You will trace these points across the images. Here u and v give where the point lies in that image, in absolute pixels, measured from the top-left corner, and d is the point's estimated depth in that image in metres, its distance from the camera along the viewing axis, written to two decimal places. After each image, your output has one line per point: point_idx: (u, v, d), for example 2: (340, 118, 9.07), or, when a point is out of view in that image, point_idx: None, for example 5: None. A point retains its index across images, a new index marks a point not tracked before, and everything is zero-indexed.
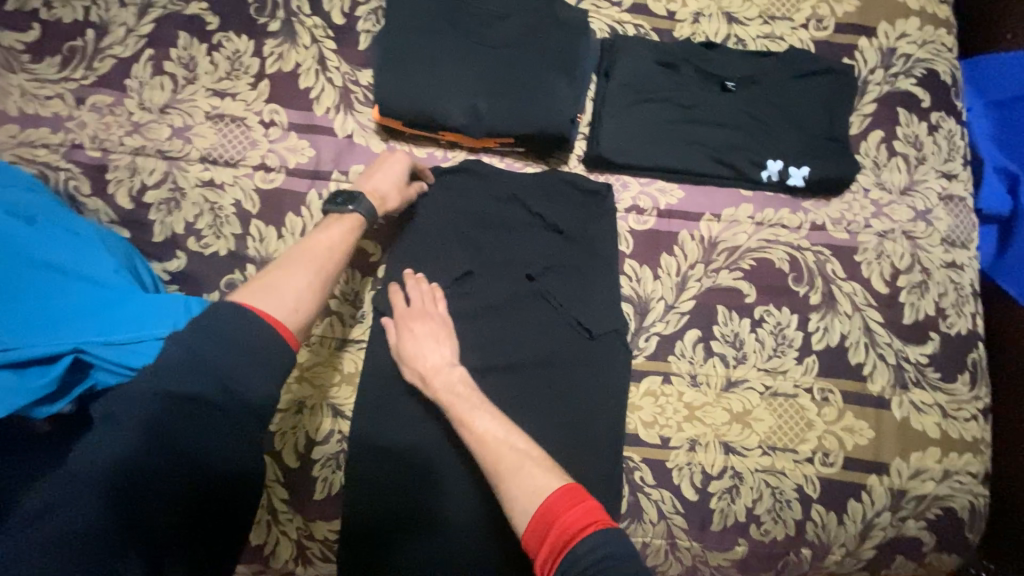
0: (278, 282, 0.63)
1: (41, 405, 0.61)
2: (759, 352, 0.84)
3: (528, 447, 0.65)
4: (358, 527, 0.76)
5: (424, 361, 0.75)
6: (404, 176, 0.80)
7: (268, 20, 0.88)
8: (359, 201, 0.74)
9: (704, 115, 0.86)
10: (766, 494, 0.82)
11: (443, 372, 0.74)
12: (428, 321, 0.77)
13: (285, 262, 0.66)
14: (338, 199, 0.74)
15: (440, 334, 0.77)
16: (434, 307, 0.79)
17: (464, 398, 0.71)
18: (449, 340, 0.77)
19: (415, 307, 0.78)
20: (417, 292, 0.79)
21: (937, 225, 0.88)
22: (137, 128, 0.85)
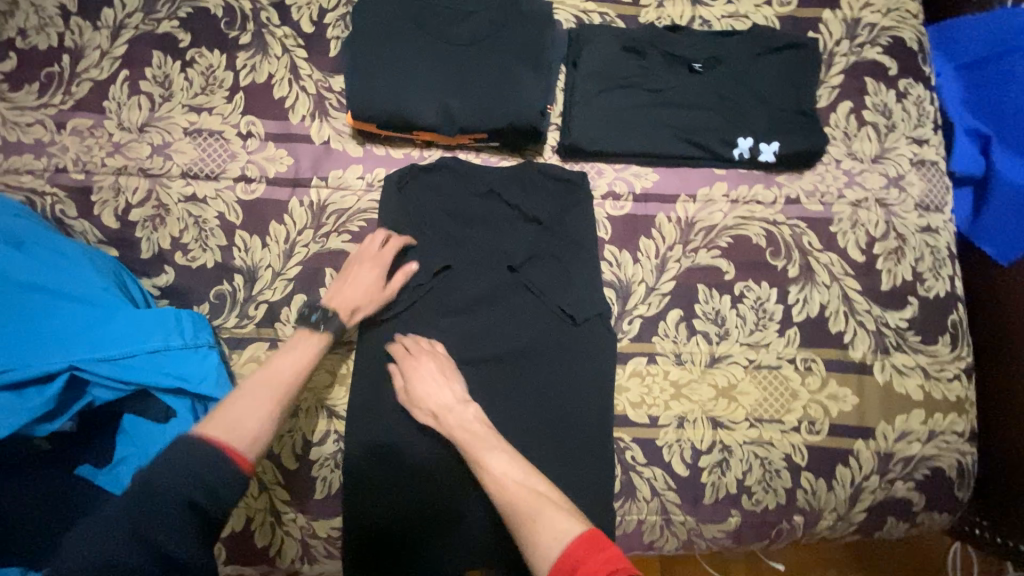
0: (243, 411, 0.65)
1: (41, 423, 0.67)
2: (741, 327, 0.86)
3: (547, 489, 0.68)
4: (363, 518, 0.79)
5: (435, 399, 0.76)
6: (376, 279, 0.80)
7: (239, 34, 0.90)
8: (330, 320, 0.76)
9: (673, 97, 0.86)
10: (754, 466, 0.84)
11: (454, 414, 0.76)
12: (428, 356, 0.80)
13: (248, 387, 0.68)
14: (313, 316, 0.76)
15: (446, 371, 0.79)
16: (435, 348, 0.81)
17: (480, 438, 0.73)
18: (451, 381, 0.78)
19: (417, 349, 0.80)
20: (413, 339, 0.81)
21: (911, 191, 0.89)
22: (118, 149, 0.87)
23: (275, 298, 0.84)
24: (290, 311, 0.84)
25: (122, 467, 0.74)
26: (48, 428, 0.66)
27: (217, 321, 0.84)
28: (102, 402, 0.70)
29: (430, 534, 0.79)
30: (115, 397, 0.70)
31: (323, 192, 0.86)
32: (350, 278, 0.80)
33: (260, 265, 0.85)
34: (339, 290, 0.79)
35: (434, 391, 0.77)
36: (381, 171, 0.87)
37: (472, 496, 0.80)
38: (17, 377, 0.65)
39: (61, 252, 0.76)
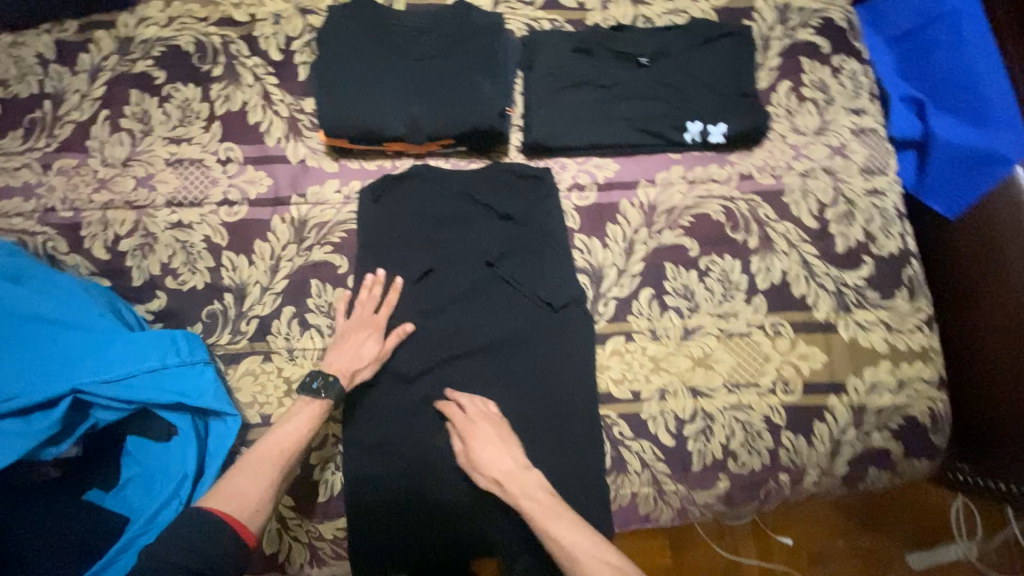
0: (244, 485, 0.71)
1: (47, 447, 0.71)
2: (710, 299, 0.91)
3: (619, 560, 0.71)
4: (367, 514, 0.82)
5: (498, 466, 0.79)
6: (372, 349, 0.84)
7: (211, 67, 0.95)
8: (331, 387, 0.79)
9: (625, 91, 0.92)
10: (736, 430, 0.87)
11: (519, 484, 0.78)
12: (485, 423, 0.81)
13: (247, 462, 0.73)
14: (314, 384, 0.80)
15: (503, 437, 0.81)
16: (489, 411, 0.83)
17: (547, 507, 0.76)
18: (509, 447, 0.80)
19: (472, 413, 0.82)
20: (469, 403, 0.83)
21: (854, 158, 0.95)
22: (103, 184, 0.91)
23: (264, 312, 0.88)
24: (280, 324, 0.88)
25: (128, 487, 0.78)
26: (53, 452, 0.71)
27: (211, 339, 0.87)
28: (106, 424, 0.74)
29: (433, 522, 0.83)
30: (116, 418, 0.74)
31: (302, 208, 0.91)
32: (347, 344, 0.84)
33: (247, 282, 0.89)
34: (340, 356, 0.82)
35: (496, 457, 0.79)
36: (357, 183, 0.92)
37: (470, 482, 0.83)
38: (20, 406, 0.68)
39: (54, 284, 0.79)
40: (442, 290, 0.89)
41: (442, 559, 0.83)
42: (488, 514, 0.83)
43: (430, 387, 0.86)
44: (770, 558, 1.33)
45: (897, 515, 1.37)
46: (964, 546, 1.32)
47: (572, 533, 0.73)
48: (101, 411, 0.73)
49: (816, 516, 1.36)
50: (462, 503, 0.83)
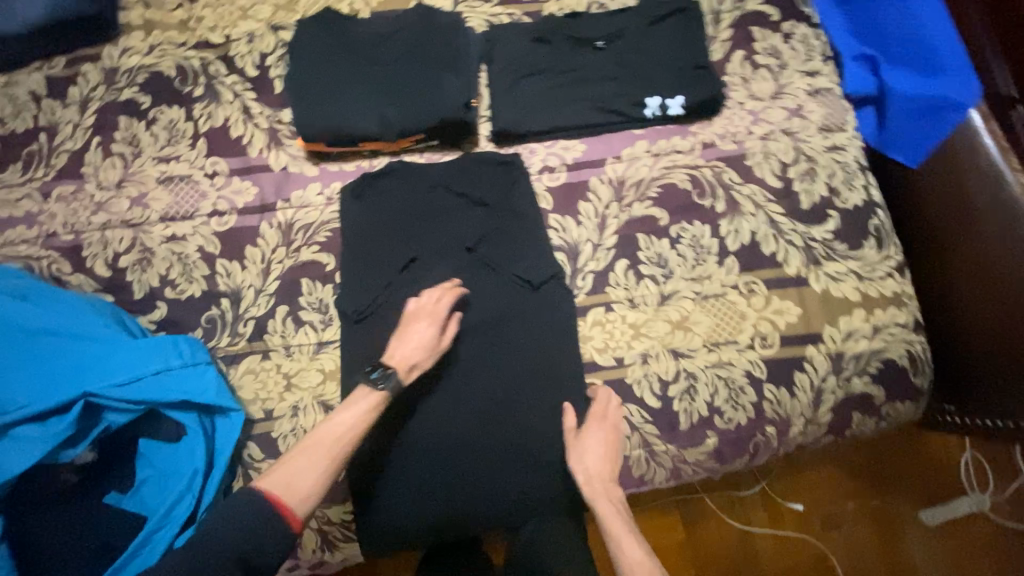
0: (298, 473, 0.74)
1: (65, 449, 0.77)
2: (683, 265, 0.94)
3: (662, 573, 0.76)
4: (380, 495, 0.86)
5: (597, 465, 0.83)
6: (429, 340, 0.84)
7: (193, 88, 1.00)
8: (389, 380, 0.81)
9: (584, 74, 0.97)
10: (720, 387, 0.90)
11: (604, 492, 0.82)
12: (606, 430, 0.85)
13: (304, 448, 0.76)
14: (373, 375, 0.81)
15: (608, 441, 0.85)
16: (611, 415, 0.87)
17: (620, 514, 0.81)
18: (612, 459, 0.84)
19: (592, 415, 0.86)
20: (599, 406, 0.87)
21: (812, 118, 0.98)
22: (100, 207, 0.96)
23: (260, 313, 0.92)
24: (275, 322, 0.92)
25: (144, 488, 0.82)
26: (72, 453, 0.77)
27: (211, 343, 0.92)
28: (117, 426, 0.80)
29: (442, 500, 0.86)
30: (127, 420, 0.79)
31: (288, 212, 0.96)
32: (404, 335, 0.85)
33: (242, 286, 0.93)
34: (399, 348, 0.83)
35: (591, 460, 0.83)
36: (338, 184, 0.97)
37: (469, 455, 0.87)
38: (38, 411, 0.74)
39: (62, 301, 0.84)
40: (543, 290, 0.92)
41: (450, 534, 0.87)
42: (489, 487, 0.86)
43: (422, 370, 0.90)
44: (782, 525, 1.35)
45: (906, 472, 1.38)
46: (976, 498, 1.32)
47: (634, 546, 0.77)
48: (113, 414, 0.79)
49: (825, 480, 1.37)
50: (465, 478, 0.86)
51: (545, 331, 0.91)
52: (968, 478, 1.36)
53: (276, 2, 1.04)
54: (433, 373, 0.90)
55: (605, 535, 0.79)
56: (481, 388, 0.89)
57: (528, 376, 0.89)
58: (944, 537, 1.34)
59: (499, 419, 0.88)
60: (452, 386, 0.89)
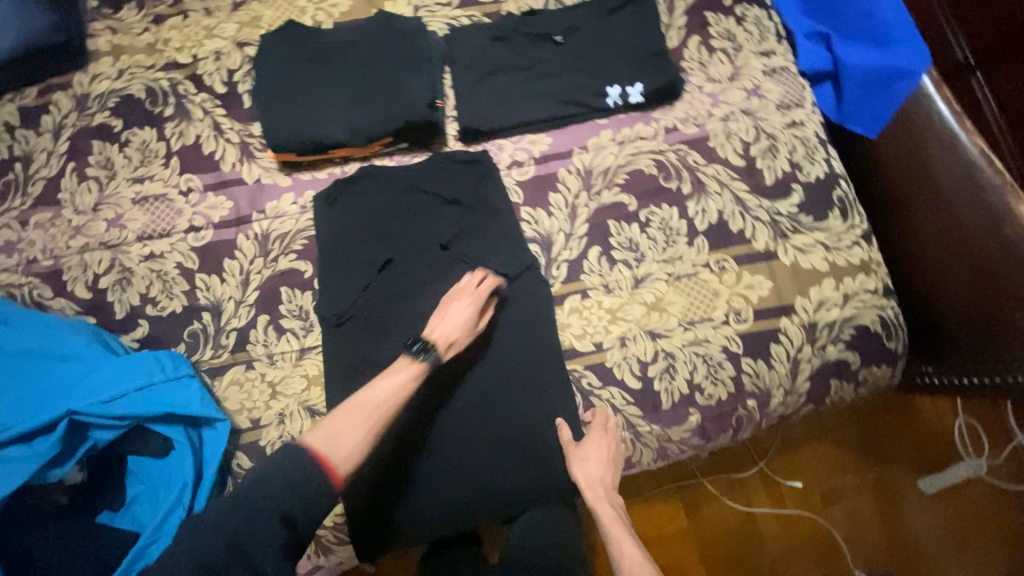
0: (339, 432, 0.76)
1: (53, 468, 0.77)
2: (654, 248, 0.96)
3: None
4: (375, 495, 0.87)
5: (594, 475, 0.84)
6: (471, 319, 0.87)
7: (163, 108, 1.02)
8: (429, 352, 0.84)
9: (544, 70, 1.00)
10: (699, 364, 0.92)
11: (605, 498, 0.85)
12: (605, 442, 0.87)
13: (346, 410, 0.78)
14: (415, 346, 0.84)
15: (606, 452, 0.86)
16: (609, 428, 0.89)
17: (619, 521, 0.84)
18: (611, 466, 0.86)
19: (592, 429, 0.88)
20: (597, 421, 0.89)
21: (770, 97, 1.01)
22: (78, 230, 0.97)
23: (241, 324, 0.93)
24: (257, 332, 0.93)
25: (135, 505, 0.83)
26: (60, 472, 0.77)
27: (195, 356, 0.93)
28: (104, 443, 0.80)
29: (438, 497, 0.87)
30: (114, 436, 0.80)
31: (264, 223, 0.97)
32: (448, 312, 0.88)
33: (222, 299, 0.94)
34: (440, 324, 0.87)
35: (592, 468, 0.84)
36: (311, 193, 0.98)
37: (458, 448, 0.88)
38: (24, 431, 0.75)
39: (45, 324, 0.86)
40: (540, 306, 0.93)
41: (446, 530, 0.88)
42: (480, 480, 0.88)
43: None
44: (783, 505, 1.34)
45: (902, 443, 1.38)
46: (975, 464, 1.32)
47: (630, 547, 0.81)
48: (99, 431, 0.80)
49: (823, 456, 1.37)
50: (457, 474, 0.87)
51: (541, 343, 0.92)
52: (964, 444, 1.37)
53: (240, 19, 1.06)
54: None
55: (606, 537, 0.83)
56: (479, 392, 0.90)
57: (526, 380, 0.90)
58: (943, 503, 1.34)
59: (493, 415, 0.89)
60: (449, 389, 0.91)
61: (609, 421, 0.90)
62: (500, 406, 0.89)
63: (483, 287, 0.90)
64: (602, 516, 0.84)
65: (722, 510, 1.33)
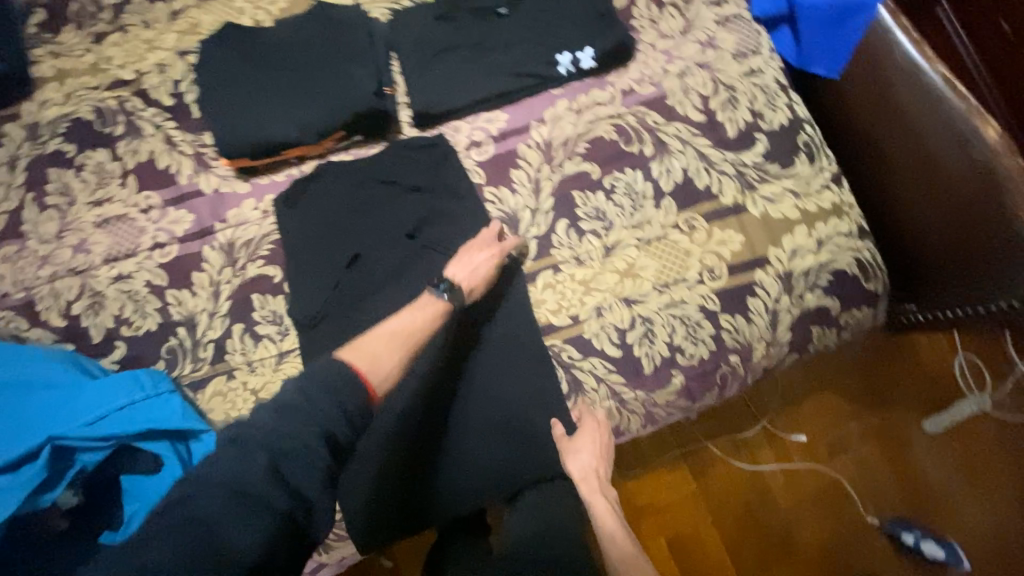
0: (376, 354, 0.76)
1: (44, 493, 0.78)
2: (621, 214, 0.95)
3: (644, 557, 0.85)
4: (375, 486, 0.88)
5: (586, 468, 0.87)
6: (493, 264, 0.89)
7: (114, 127, 1.01)
8: (454, 291, 0.86)
9: (492, 44, 0.98)
10: (677, 325, 0.91)
11: (597, 487, 0.89)
12: (597, 435, 0.88)
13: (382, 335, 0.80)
14: (440, 284, 0.86)
15: (598, 444, 0.88)
16: (599, 420, 0.89)
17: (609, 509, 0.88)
18: (604, 457, 0.88)
19: (584, 423, 0.89)
20: (585, 414, 0.90)
21: (724, 47, 1.00)
22: (45, 260, 0.97)
23: (217, 335, 0.93)
24: (233, 341, 0.93)
25: (133, 523, 0.82)
26: (51, 496, 0.78)
27: (175, 372, 0.93)
28: (94, 465, 0.80)
29: (437, 484, 0.88)
30: (102, 457, 0.80)
31: (227, 232, 0.96)
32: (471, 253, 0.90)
33: (195, 312, 0.94)
34: (463, 265, 0.88)
35: (585, 460, 0.87)
36: (271, 197, 0.97)
37: (447, 434, 0.89)
38: (12, 459, 0.76)
39: (25, 354, 0.87)
40: (513, 283, 0.93)
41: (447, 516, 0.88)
42: (475, 463, 0.88)
43: None
44: (789, 458, 1.33)
45: (903, 385, 1.36)
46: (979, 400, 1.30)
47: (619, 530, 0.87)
48: (88, 453, 0.80)
49: (825, 407, 1.36)
50: (450, 460, 0.88)
51: (516, 320, 0.92)
52: (966, 380, 1.34)
53: (180, 28, 1.04)
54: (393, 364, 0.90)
55: (597, 524, 0.88)
56: (468, 382, 0.90)
57: (513, 366, 0.90)
58: (949, 442, 1.32)
59: (477, 399, 0.89)
60: (436, 382, 0.89)
61: (600, 421, 0.89)
62: (483, 390, 0.89)
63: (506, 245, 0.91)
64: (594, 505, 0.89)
65: (729, 471, 1.32)
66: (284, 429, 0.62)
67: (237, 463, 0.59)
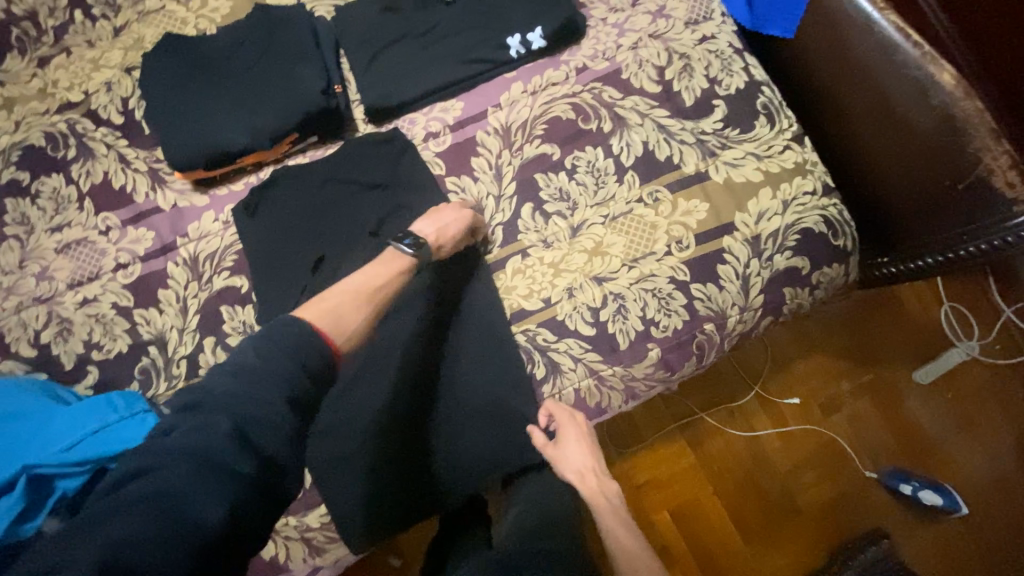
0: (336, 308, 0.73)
1: (24, 524, 0.72)
2: (585, 193, 0.94)
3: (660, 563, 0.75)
4: (365, 486, 0.87)
5: (575, 464, 0.84)
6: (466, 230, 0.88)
7: (66, 151, 0.99)
8: (421, 248, 0.84)
9: (441, 32, 0.97)
10: (649, 298, 0.90)
11: (598, 485, 0.83)
12: (576, 432, 0.86)
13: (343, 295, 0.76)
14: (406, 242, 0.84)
15: (583, 439, 0.85)
16: (574, 418, 0.87)
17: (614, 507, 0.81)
18: (593, 451, 0.86)
19: (560, 419, 0.87)
20: (559, 412, 0.87)
21: (676, 15, 0.99)
22: (9, 291, 0.95)
23: (189, 350, 0.92)
24: (205, 355, 0.92)
25: None
26: (32, 525, 0.72)
27: (151, 392, 0.92)
28: (73, 489, 0.77)
29: (425, 479, 0.88)
30: (82, 481, 0.78)
31: (190, 246, 0.95)
32: (442, 212, 0.89)
33: (165, 329, 0.93)
34: (431, 221, 0.87)
35: (574, 459, 0.84)
36: (231, 207, 0.97)
37: (430, 427, 0.89)
38: None
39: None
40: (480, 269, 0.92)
41: (440, 506, 0.88)
42: (462, 452, 0.88)
43: (358, 364, 0.90)
44: (784, 422, 1.33)
45: (890, 340, 1.36)
46: (965, 348, 1.31)
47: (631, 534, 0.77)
48: (65, 480, 0.77)
49: (815, 368, 1.36)
50: (436, 454, 0.88)
51: (488, 307, 0.91)
52: (952, 331, 1.34)
53: (123, 44, 1.02)
54: (357, 360, 0.89)
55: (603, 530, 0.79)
56: (447, 374, 0.90)
57: (489, 356, 0.90)
58: (942, 393, 1.32)
59: (456, 391, 0.89)
60: (414, 375, 0.89)
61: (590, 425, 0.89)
62: (461, 381, 0.90)
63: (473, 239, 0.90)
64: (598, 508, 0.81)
65: (725, 441, 1.32)
66: (249, 391, 0.58)
67: (207, 433, 0.55)
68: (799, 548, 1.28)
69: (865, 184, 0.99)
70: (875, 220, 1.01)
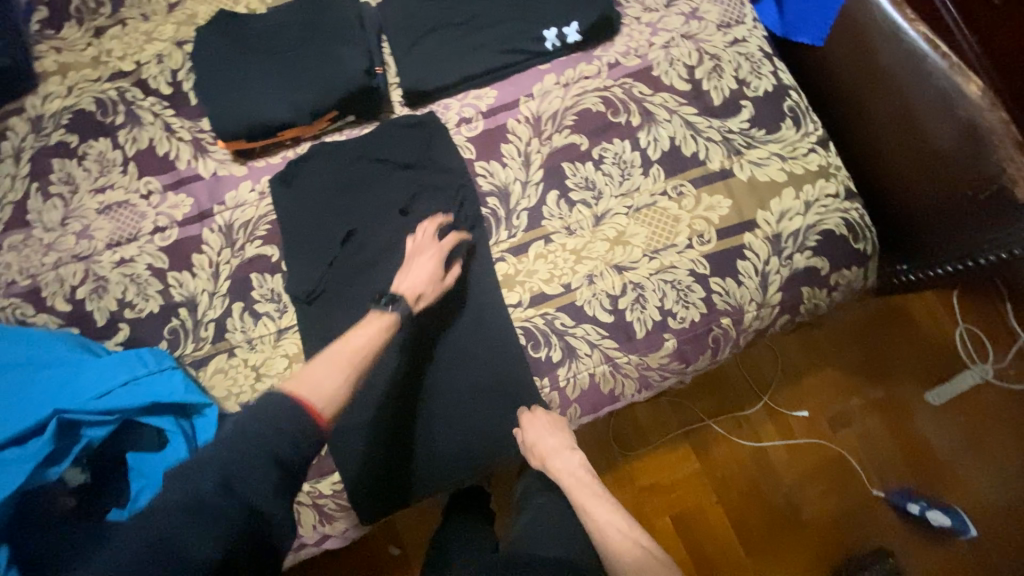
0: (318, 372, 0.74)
1: (51, 467, 0.79)
2: (610, 183, 0.97)
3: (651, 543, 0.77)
4: (379, 456, 0.89)
5: (547, 444, 0.87)
6: (434, 269, 0.89)
7: (114, 117, 1.03)
8: (398, 303, 0.85)
9: (480, 22, 1.01)
10: (667, 290, 0.92)
11: (568, 464, 0.88)
12: (550, 420, 0.88)
13: (324, 359, 0.77)
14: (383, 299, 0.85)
15: (556, 424, 0.88)
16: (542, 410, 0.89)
17: (586, 485, 0.87)
18: (565, 433, 0.88)
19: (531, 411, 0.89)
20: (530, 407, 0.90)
21: (709, 18, 1.02)
22: (50, 247, 0.99)
23: (217, 314, 0.95)
24: (234, 320, 0.95)
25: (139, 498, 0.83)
26: (57, 470, 0.79)
27: (178, 352, 0.94)
28: (98, 440, 0.81)
29: (435, 453, 0.90)
30: (106, 432, 0.81)
31: (225, 214, 0.99)
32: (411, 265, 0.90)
33: (195, 292, 0.96)
34: (406, 278, 0.88)
35: (550, 441, 0.87)
36: (267, 178, 1.00)
37: (445, 403, 0.91)
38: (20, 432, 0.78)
39: (33, 335, 0.89)
40: (499, 251, 0.96)
41: (456, 478, 0.91)
42: (476, 429, 0.91)
43: None
44: (792, 434, 1.33)
45: (904, 357, 1.35)
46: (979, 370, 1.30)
47: (601, 510, 0.83)
48: (86, 428, 0.81)
49: (827, 381, 1.36)
50: (449, 428, 0.90)
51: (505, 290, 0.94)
52: (967, 352, 1.33)
53: (176, 19, 1.07)
54: None
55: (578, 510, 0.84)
56: (466, 354, 0.92)
57: (501, 339, 0.92)
58: (955, 413, 1.31)
59: (473, 368, 0.91)
60: (434, 352, 0.92)
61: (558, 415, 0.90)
62: (476, 359, 0.92)
63: (447, 243, 0.91)
64: (570, 493, 0.87)
65: (733, 449, 1.32)
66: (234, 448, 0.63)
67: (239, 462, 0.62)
68: (804, 563, 1.26)
69: (887, 192, 1.00)
70: (896, 228, 1.02)
